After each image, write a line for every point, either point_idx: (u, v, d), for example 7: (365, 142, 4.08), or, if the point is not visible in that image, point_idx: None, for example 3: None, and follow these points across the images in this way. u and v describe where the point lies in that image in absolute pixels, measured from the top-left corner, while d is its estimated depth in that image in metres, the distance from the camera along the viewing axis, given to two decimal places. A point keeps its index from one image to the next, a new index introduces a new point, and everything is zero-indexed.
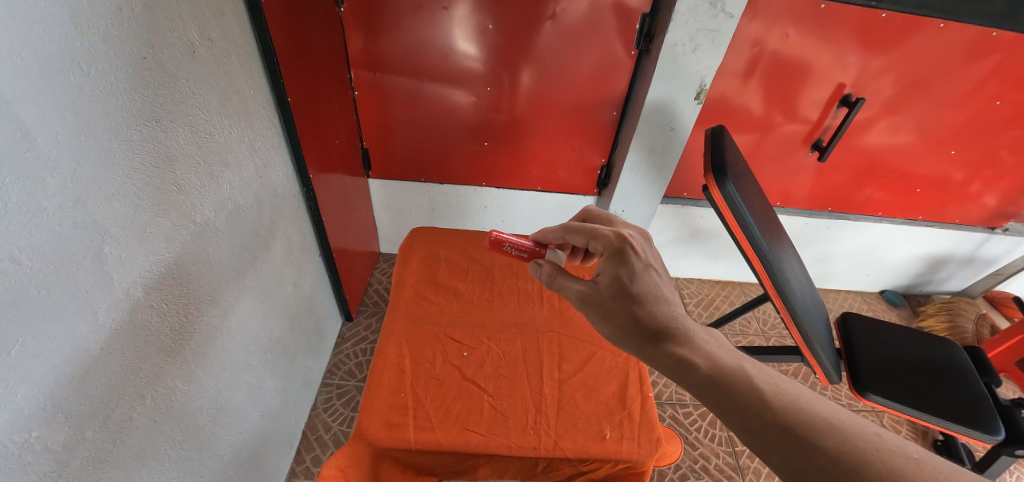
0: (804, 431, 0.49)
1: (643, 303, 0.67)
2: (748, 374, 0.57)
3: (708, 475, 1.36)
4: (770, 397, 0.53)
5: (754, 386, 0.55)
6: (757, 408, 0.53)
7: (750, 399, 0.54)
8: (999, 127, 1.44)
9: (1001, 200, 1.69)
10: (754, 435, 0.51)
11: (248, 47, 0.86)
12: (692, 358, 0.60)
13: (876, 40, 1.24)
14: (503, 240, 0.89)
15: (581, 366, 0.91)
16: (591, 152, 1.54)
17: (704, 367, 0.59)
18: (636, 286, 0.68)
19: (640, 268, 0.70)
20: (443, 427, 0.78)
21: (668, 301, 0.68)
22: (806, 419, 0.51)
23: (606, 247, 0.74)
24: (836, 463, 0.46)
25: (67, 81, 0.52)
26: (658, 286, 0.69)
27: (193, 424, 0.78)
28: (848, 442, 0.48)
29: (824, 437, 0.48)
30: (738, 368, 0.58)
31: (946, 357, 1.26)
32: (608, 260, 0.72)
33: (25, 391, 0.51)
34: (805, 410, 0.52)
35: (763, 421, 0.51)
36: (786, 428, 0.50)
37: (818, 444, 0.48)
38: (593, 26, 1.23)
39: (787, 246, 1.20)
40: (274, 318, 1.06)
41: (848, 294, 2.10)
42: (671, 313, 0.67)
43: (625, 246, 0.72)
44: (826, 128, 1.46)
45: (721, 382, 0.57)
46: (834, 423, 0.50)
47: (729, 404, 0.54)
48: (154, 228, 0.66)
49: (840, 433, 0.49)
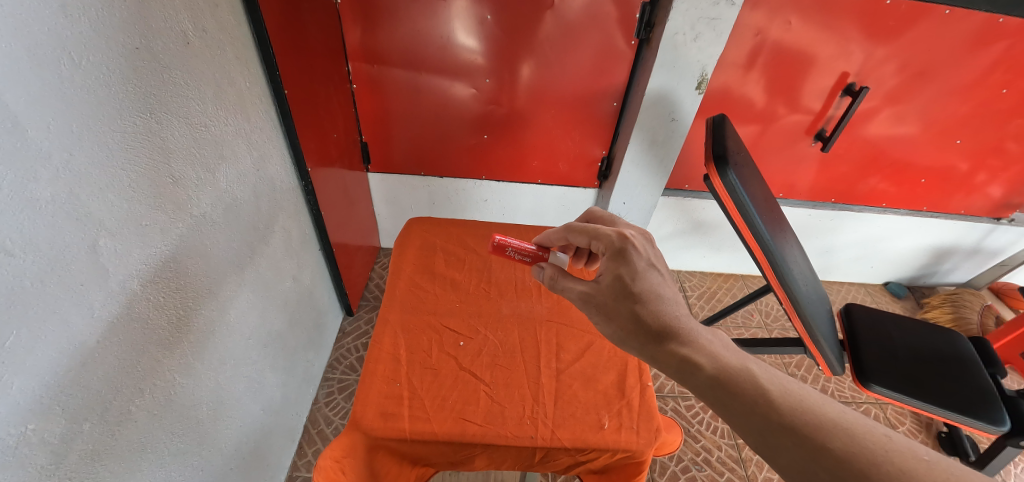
0: (811, 432, 0.49)
1: (645, 303, 0.66)
2: (753, 374, 0.56)
3: (710, 467, 1.36)
4: (775, 398, 0.53)
5: (759, 386, 0.54)
6: (762, 409, 0.52)
7: (753, 399, 0.53)
8: (1006, 116, 1.42)
9: (1006, 191, 1.68)
10: (759, 435, 0.51)
11: (243, 38, 0.85)
12: (695, 358, 0.59)
13: (880, 28, 1.22)
14: (505, 244, 0.86)
15: (579, 355, 0.91)
16: (592, 144, 1.52)
17: (708, 367, 0.58)
18: (638, 286, 0.67)
19: (642, 268, 0.69)
20: (439, 416, 0.77)
21: (670, 300, 0.67)
22: (811, 420, 0.50)
23: (608, 247, 0.73)
24: (844, 465, 0.46)
25: (58, 70, 0.51)
26: (659, 285, 0.68)
27: (193, 418, 0.78)
28: (855, 443, 0.47)
29: (831, 438, 0.48)
30: (743, 369, 0.57)
31: (953, 349, 1.24)
32: (610, 260, 0.71)
33: (20, 384, 0.51)
34: (812, 411, 0.51)
35: (768, 422, 0.51)
36: (792, 430, 0.49)
37: (824, 445, 0.48)
38: (593, 16, 1.21)
39: (790, 235, 1.19)
40: (273, 310, 1.06)
41: (851, 286, 2.09)
42: (673, 313, 0.66)
43: (627, 245, 0.71)
44: (829, 118, 1.44)
45: (724, 382, 0.56)
46: (842, 425, 0.49)
47: (733, 405, 0.54)
48: (150, 221, 0.66)
49: (847, 434, 0.48)
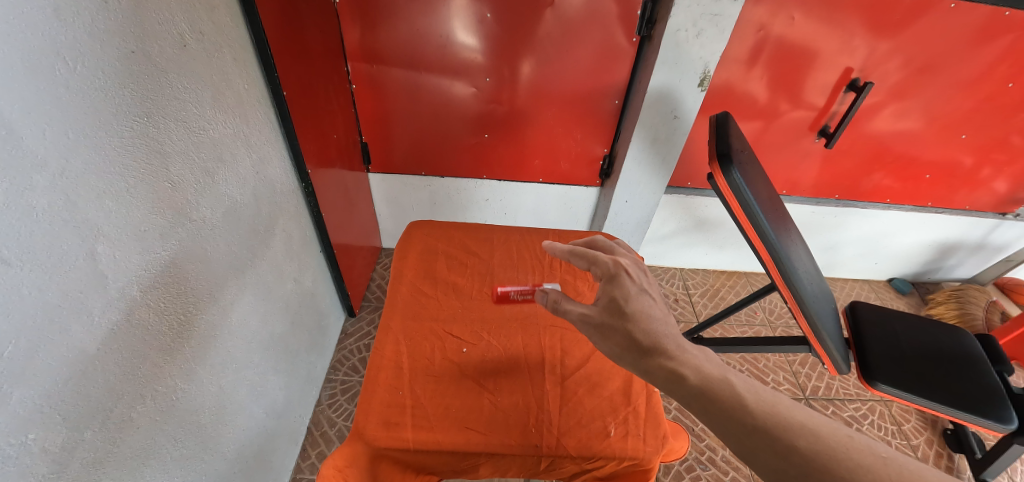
0: (779, 432, 0.49)
1: (639, 323, 0.65)
2: (729, 381, 0.56)
3: (715, 466, 1.36)
4: (747, 401, 0.53)
5: (735, 393, 0.54)
6: (735, 412, 0.52)
7: (729, 405, 0.53)
8: (1011, 110, 1.41)
9: (1011, 185, 1.66)
10: (735, 439, 0.50)
11: (241, 40, 0.84)
12: (683, 369, 0.59)
13: (885, 22, 1.20)
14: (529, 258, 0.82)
15: (584, 361, 0.89)
16: (593, 143, 1.51)
17: (694, 377, 0.57)
18: (632, 306, 0.67)
19: (635, 291, 0.69)
20: (443, 425, 0.77)
21: (665, 320, 0.66)
22: (781, 421, 0.50)
23: (602, 273, 0.73)
24: (811, 464, 0.45)
25: (53, 75, 0.50)
26: (653, 307, 0.68)
27: (194, 423, 0.78)
28: (820, 441, 0.47)
29: (797, 437, 0.48)
30: (721, 376, 0.57)
31: (957, 346, 1.23)
32: (604, 284, 0.71)
33: (20, 393, 0.50)
34: (781, 414, 0.51)
35: (743, 426, 0.50)
36: (764, 430, 0.49)
37: (791, 444, 0.47)
38: (592, 14, 1.20)
39: (794, 234, 1.18)
40: (275, 314, 1.05)
41: (856, 282, 2.08)
42: (668, 331, 0.65)
43: (621, 270, 0.71)
44: (833, 114, 1.43)
45: (707, 391, 0.55)
46: (808, 426, 0.49)
47: (713, 411, 0.53)
48: (148, 226, 0.65)
49: (812, 433, 0.48)
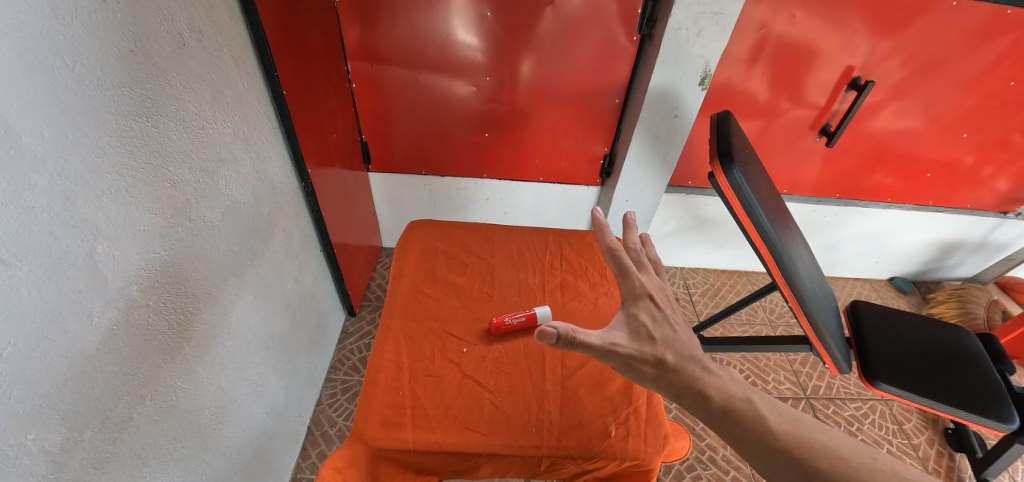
0: (803, 453, 0.51)
1: (669, 347, 0.64)
2: (754, 403, 0.57)
3: (716, 465, 1.36)
4: (771, 424, 0.55)
5: (759, 414, 0.56)
6: (760, 434, 0.54)
7: (755, 426, 0.55)
8: (1013, 109, 1.40)
9: (1013, 184, 1.66)
10: (760, 460, 0.53)
11: (240, 39, 0.84)
12: (709, 389, 0.59)
13: (886, 20, 1.20)
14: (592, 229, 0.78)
15: (584, 361, 0.89)
16: (593, 142, 1.51)
17: (721, 398, 0.58)
18: (659, 332, 0.65)
19: (660, 314, 0.68)
20: (443, 426, 0.77)
21: (690, 342, 0.65)
22: (804, 442, 0.52)
23: (626, 294, 0.70)
24: None
25: (52, 75, 0.50)
26: (678, 330, 0.66)
27: (194, 423, 0.78)
28: (843, 463, 0.50)
29: (821, 458, 0.50)
30: (746, 397, 0.58)
31: (959, 345, 1.23)
32: (627, 307, 0.69)
33: (19, 393, 0.50)
34: (804, 435, 0.53)
35: (767, 447, 0.53)
36: (787, 453, 0.52)
37: (815, 465, 0.50)
38: (593, 13, 1.19)
39: (796, 234, 1.18)
40: (275, 313, 1.05)
41: (856, 281, 2.08)
42: (694, 353, 0.64)
43: (644, 292, 0.70)
44: (834, 113, 1.42)
45: (732, 412, 0.57)
46: (830, 447, 0.52)
47: (739, 433, 0.55)
48: (148, 226, 0.65)
49: (834, 454, 0.51)
